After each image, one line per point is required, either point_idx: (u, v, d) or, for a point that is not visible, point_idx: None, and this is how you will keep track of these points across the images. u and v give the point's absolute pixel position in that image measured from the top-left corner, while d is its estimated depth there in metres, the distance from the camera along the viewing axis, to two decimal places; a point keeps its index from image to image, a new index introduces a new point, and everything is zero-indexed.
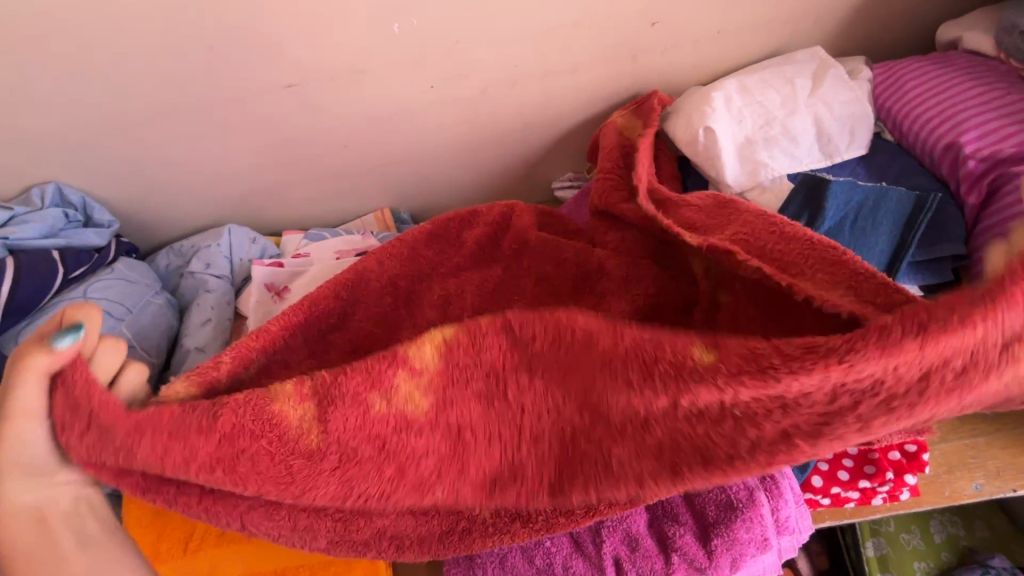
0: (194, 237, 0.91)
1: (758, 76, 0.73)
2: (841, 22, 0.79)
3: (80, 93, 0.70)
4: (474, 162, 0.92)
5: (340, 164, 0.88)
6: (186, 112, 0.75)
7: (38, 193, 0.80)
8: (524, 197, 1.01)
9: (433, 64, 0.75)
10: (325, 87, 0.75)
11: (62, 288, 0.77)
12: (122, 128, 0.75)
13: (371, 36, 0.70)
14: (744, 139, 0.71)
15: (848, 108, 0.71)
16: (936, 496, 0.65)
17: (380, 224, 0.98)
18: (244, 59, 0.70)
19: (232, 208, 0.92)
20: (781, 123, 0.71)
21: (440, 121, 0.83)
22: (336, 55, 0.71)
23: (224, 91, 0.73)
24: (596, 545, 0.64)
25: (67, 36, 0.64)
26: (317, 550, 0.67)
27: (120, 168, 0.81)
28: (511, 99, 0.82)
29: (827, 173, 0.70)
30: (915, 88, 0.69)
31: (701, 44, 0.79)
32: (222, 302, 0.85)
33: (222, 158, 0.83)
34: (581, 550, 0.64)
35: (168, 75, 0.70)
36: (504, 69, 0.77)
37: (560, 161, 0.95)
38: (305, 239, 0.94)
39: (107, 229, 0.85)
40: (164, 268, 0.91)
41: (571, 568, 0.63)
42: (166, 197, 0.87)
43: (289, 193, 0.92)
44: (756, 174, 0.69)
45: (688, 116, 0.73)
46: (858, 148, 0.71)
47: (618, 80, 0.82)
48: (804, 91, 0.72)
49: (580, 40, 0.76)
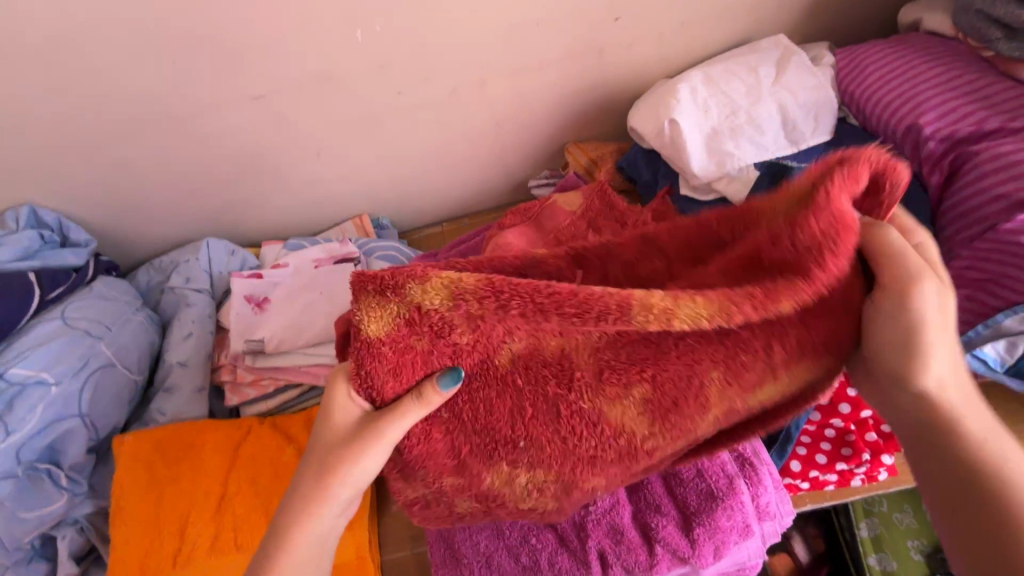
0: (172, 252, 0.92)
1: (722, 66, 0.74)
2: (804, 11, 0.80)
3: (46, 113, 0.70)
4: (451, 165, 0.93)
5: (314, 174, 0.88)
6: (158, 128, 0.75)
7: (13, 216, 0.80)
8: (502, 196, 1.01)
9: (400, 70, 0.75)
10: (293, 97, 0.76)
11: (40, 309, 0.77)
12: (92, 147, 0.76)
13: (337, 44, 0.70)
14: (710, 129, 0.72)
15: (813, 95, 0.71)
16: (912, 474, 0.66)
17: (359, 231, 0.98)
18: (209, 74, 0.70)
19: (210, 221, 0.92)
20: (746, 113, 0.71)
21: (412, 128, 0.84)
22: (303, 65, 0.72)
23: (191, 107, 0.74)
24: (617, 554, 0.61)
25: (28, 59, 0.64)
26: None
27: (94, 187, 0.81)
28: (480, 102, 0.83)
29: (793, 160, 0.70)
30: (875, 72, 0.69)
31: (666, 38, 0.80)
32: (203, 317, 0.86)
33: (196, 171, 0.83)
34: (620, 542, 0.61)
35: (132, 91, 0.70)
36: (472, 71, 0.78)
37: (536, 160, 0.96)
38: (284, 249, 0.94)
39: (84, 247, 0.85)
40: (144, 284, 0.91)
41: (591, 544, 0.61)
42: (145, 214, 0.88)
43: (266, 205, 0.92)
44: (723, 165, 0.70)
45: (654, 109, 0.73)
46: (824, 134, 0.71)
47: (585, 76, 0.83)
48: (768, 80, 0.73)
49: (545, 39, 0.76)
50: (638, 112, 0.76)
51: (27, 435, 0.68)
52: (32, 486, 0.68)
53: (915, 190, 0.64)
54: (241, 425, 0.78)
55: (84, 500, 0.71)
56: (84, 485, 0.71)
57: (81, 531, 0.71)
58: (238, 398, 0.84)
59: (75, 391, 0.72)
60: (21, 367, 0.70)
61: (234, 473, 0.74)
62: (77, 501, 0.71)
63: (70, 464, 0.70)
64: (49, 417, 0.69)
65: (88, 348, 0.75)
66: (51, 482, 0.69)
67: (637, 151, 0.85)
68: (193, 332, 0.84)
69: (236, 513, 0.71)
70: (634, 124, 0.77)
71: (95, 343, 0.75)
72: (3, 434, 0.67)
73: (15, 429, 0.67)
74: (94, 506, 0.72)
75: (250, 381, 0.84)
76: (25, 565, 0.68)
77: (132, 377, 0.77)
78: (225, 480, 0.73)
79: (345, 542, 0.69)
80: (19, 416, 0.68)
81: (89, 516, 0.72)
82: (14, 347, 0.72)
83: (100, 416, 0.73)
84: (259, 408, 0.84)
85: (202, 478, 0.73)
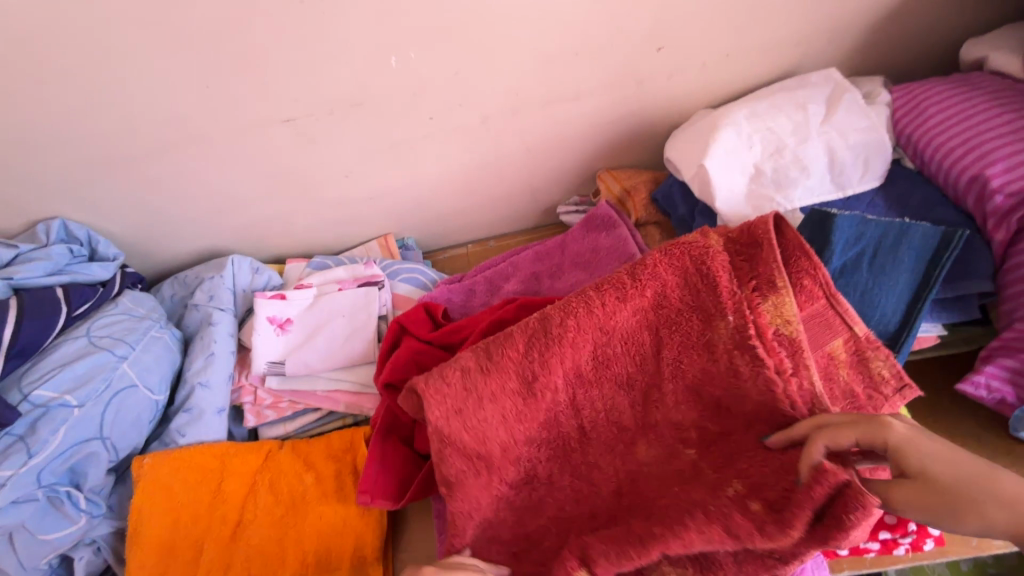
0: (198, 267, 0.91)
1: (769, 101, 0.71)
2: (857, 43, 0.77)
3: (81, 134, 0.71)
4: (479, 190, 0.91)
5: (343, 193, 0.87)
6: (188, 149, 0.75)
7: (44, 229, 0.80)
8: (530, 219, 0.99)
9: (433, 96, 0.74)
10: (323, 121, 0.75)
11: (66, 326, 0.77)
12: (122, 165, 0.76)
13: (372, 69, 0.69)
14: (753, 168, 0.68)
15: (863, 137, 0.67)
16: (961, 546, 0.62)
17: (383, 251, 0.96)
18: (239, 94, 0.70)
19: (236, 238, 0.92)
20: (793, 152, 0.68)
21: (441, 151, 0.82)
22: (335, 90, 0.71)
23: (224, 129, 0.73)
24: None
25: (65, 78, 0.65)
26: None
27: (121, 204, 0.81)
28: (514, 128, 0.81)
29: (838, 205, 0.67)
30: (936, 116, 0.65)
31: (708, 68, 0.77)
32: (225, 336, 0.84)
33: (225, 192, 0.83)
34: None
35: (165, 113, 0.70)
36: (506, 97, 0.76)
37: (565, 185, 0.93)
38: (309, 267, 0.93)
39: (112, 261, 0.85)
40: (168, 299, 0.90)
41: None
42: (172, 230, 0.88)
43: (291, 222, 0.91)
44: (762, 208, 0.67)
45: (694, 145, 0.70)
46: (872, 180, 0.67)
47: (623, 104, 0.80)
48: (817, 118, 0.69)
49: (582, 65, 0.74)
50: (676, 146, 0.74)
51: (49, 458, 0.67)
52: (52, 508, 0.67)
53: (977, 245, 0.60)
54: (261, 448, 0.77)
55: (102, 521, 0.72)
56: (103, 507, 0.71)
57: (97, 552, 0.71)
58: (258, 419, 0.83)
59: (99, 414, 0.71)
60: (47, 386, 0.69)
61: (251, 499, 0.73)
62: (94, 522, 0.71)
63: (91, 486, 0.70)
64: (74, 438, 0.68)
65: (113, 369, 0.73)
66: (71, 504, 0.68)
67: (673, 182, 0.82)
68: (215, 352, 0.82)
69: (251, 543, 0.70)
70: (672, 158, 0.74)
71: (119, 363, 0.74)
72: (25, 458, 0.65)
73: (37, 452, 0.66)
74: (112, 526, 0.72)
75: (270, 403, 0.84)
76: None
77: (153, 398, 0.76)
78: (242, 507, 0.73)
79: None
80: (42, 439, 0.66)
81: (107, 536, 0.72)
82: (41, 368, 0.70)
83: (122, 437, 0.73)
84: (278, 431, 0.83)
85: (230, 495, 0.74)
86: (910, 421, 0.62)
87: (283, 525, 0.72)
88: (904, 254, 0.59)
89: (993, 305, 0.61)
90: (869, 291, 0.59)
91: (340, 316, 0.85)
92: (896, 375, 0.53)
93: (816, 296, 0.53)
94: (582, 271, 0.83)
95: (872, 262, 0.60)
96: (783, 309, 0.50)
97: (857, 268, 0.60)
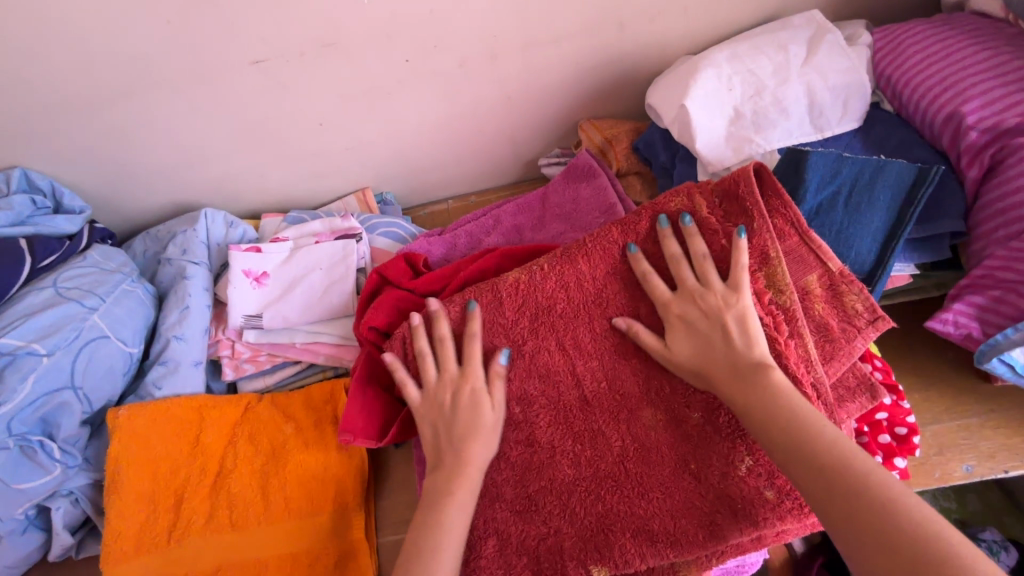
0: (168, 221, 0.89)
1: (750, 43, 0.70)
2: None
3: (35, 74, 0.67)
4: (459, 142, 0.89)
5: (318, 144, 0.84)
6: (152, 93, 0.72)
7: (3, 178, 0.77)
8: (512, 174, 0.98)
9: (407, 37, 0.71)
10: (295, 63, 0.72)
11: (31, 277, 0.74)
12: (82, 110, 0.72)
13: (342, 6, 0.66)
14: (733, 110, 0.68)
15: (844, 79, 0.67)
16: (925, 478, 0.63)
17: (361, 205, 0.94)
18: (203, 32, 0.66)
19: (208, 192, 0.89)
20: (772, 94, 0.67)
21: (419, 99, 0.80)
22: (304, 28, 0.68)
23: (189, 72, 0.70)
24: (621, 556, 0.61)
25: (12, 9, 0.61)
26: (318, 535, 0.69)
27: (86, 153, 0.78)
28: (493, 74, 0.79)
29: (816, 148, 0.66)
30: (915, 56, 0.65)
31: (690, 12, 0.75)
32: (200, 290, 0.82)
33: (194, 141, 0.80)
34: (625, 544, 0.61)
35: (125, 52, 0.67)
36: (485, 40, 0.74)
37: (546, 137, 0.92)
38: (285, 221, 0.91)
39: (78, 215, 0.82)
40: (141, 254, 0.88)
41: None
42: (140, 183, 0.85)
43: (265, 174, 0.88)
44: (741, 150, 0.66)
45: (674, 88, 0.69)
46: (851, 122, 0.67)
47: (604, 50, 0.78)
48: (797, 60, 0.68)
49: (562, 7, 0.72)
50: (656, 90, 0.73)
51: (19, 407, 0.65)
52: (25, 458, 0.66)
53: (950, 183, 0.60)
54: (238, 401, 0.77)
55: (78, 473, 0.71)
56: (78, 458, 0.70)
57: (75, 503, 0.71)
58: (235, 373, 0.82)
59: (69, 363, 0.69)
60: (12, 336, 0.67)
61: (232, 449, 0.73)
62: (70, 473, 0.70)
63: (65, 436, 0.69)
64: (42, 389, 0.67)
65: (82, 319, 0.71)
66: (45, 454, 0.67)
67: (655, 130, 0.81)
68: (189, 304, 0.80)
69: (233, 491, 0.70)
70: (652, 101, 0.73)
71: (88, 313, 0.72)
72: None
73: (6, 401, 0.65)
74: (90, 478, 0.72)
75: (247, 356, 0.83)
76: (20, 533, 0.68)
77: (126, 351, 0.75)
78: (222, 457, 0.73)
79: (334, 521, 0.70)
80: (10, 387, 0.65)
81: (84, 488, 0.72)
82: (7, 317, 0.69)
83: (94, 388, 0.71)
84: (257, 384, 0.83)
85: (210, 449, 0.73)
86: (879, 358, 0.63)
87: (264, 473, 0.72)
88: (878, 192, 0.60)
89: (964, 244, 0.62)
90: (844, 230, 0.60)
91: (317, 268, 0.84)
92: (869, 308, 0.54)
93: (789, 234, 0.54)
94: (563, 221, 0.83)
95: (847, 202, 0.60)
96: (776, 278, 0.52)
97: (831, 208, 0.60)
